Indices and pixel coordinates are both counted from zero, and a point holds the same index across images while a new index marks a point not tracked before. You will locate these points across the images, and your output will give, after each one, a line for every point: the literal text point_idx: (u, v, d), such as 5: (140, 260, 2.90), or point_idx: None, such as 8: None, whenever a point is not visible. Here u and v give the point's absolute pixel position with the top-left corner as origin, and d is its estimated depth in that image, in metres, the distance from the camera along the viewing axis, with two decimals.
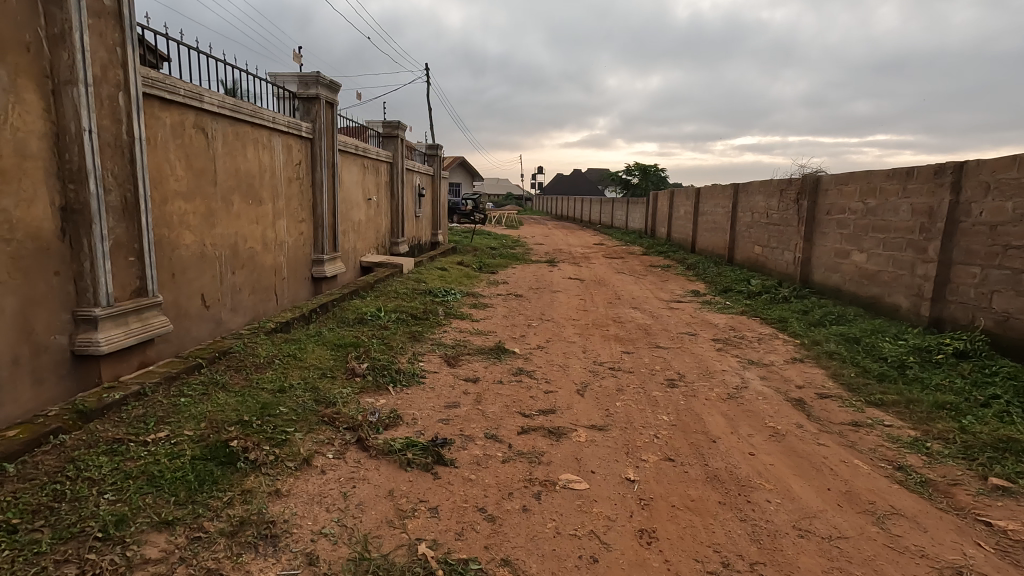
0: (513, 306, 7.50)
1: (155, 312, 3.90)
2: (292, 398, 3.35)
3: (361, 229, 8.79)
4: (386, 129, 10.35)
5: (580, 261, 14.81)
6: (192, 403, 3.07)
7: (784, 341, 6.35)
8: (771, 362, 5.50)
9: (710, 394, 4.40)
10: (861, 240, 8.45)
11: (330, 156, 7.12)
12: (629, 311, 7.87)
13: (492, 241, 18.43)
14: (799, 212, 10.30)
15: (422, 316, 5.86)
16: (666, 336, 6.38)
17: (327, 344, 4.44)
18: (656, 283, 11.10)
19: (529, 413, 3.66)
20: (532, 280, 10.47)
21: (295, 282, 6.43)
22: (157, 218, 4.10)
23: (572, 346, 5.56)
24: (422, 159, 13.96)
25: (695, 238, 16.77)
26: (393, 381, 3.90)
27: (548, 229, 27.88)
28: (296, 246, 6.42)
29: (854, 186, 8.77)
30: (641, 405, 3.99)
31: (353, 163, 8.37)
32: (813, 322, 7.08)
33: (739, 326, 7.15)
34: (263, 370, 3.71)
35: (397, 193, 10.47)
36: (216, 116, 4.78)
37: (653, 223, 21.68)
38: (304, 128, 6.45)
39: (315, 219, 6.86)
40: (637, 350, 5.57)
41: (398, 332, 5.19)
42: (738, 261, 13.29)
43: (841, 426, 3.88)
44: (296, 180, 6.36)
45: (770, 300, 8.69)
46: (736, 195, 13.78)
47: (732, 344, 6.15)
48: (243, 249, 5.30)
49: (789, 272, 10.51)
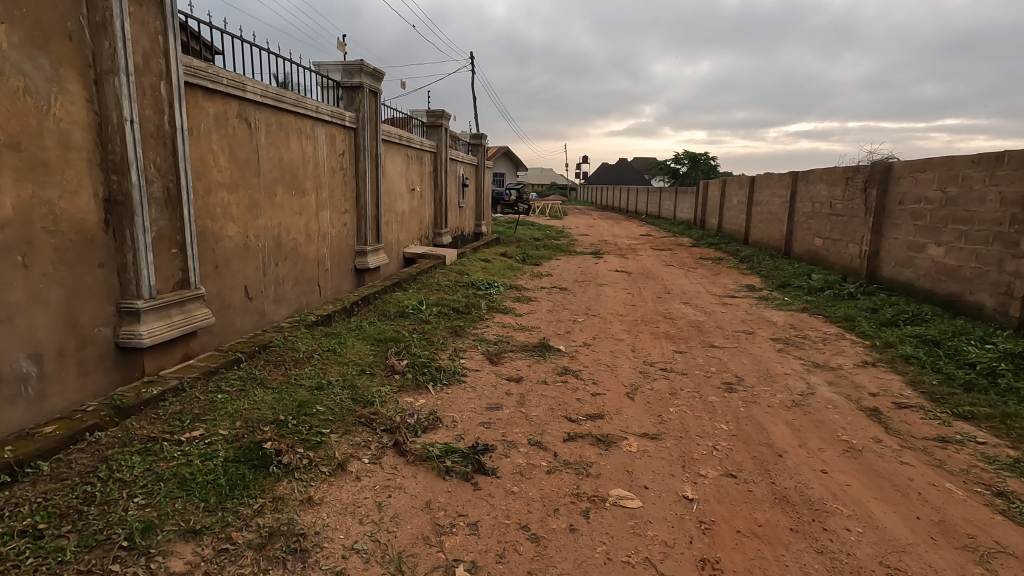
0: (558, 300, 7.26)
1: (197, 305, 3.88)
2: (329, 397, 3.24)
3: (405, 219, 8.71)
4: (430, 119, 10.23)
5: (626, 253, 14.38)
6: (229, 400, 2.99)
7: (852, 342, 5.86)
8: (839, 365, 5.06)
9: (773, 401, 4.04)
10: (939, 233, 7.76)
11: (374, 146, 7.04)
12: (679, 306, 7.49)
13: (536, 232, 18.16)
14: (867, 202, 9.59)
15: (465, 309, 5.71)
16: (720, 334, 6.01)
17: (367, 339, 4.34)
18: (708, 277, 10.59)
19: (575, 417, 3.43)
20: (577, 273, 10.18)
21: (338, 273, 6.39)
22: (201, 210, 4.07)
23: (619, 344, 5.27)
24: (466, 149, 13.80)
25: (748, 230, 16.02)
26: (433, 380, 3.75)
27: (593, 219, 27.33)
28: (339, 237, 6.37)
29: (931, 173, 8.05)
30: (697, 411, 3.69)
31: (397, 153, 8.28)
32: (885, 321, 6.52)
33: (801, 324, 6.67)
34: (302, 365, 3.63)
35: (440, 183, 10.36)
36: (260, 106, 4.73)
37: (703, 214, 20.91)
38: (348, 118, 6.38)
39: (358, 210, 6.80)
40: (690, 350, 5.24)
41: (440, 327, 5.04)
42: (796, 254, 12.57)
43: (926, 442, 3.47)
44: (340, 171, 6.30)
45: (834, 297, 8.10)
46: (795, 184, 13.00)
47: (794, 345, 5.72)
48: (286, 240, 5.26)
49: (854, 266, 9.82)
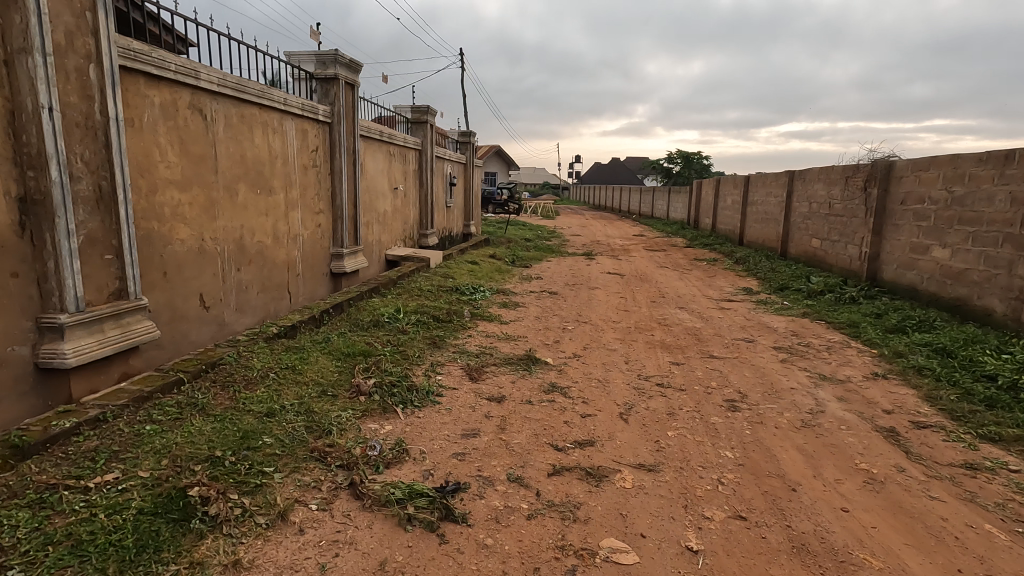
0: (547, 305, 6.87)
1: (138, 317, 3.44)
2: (280, 425, 2.82)
3: (387, 220, 8.29)
4: (415, 115, 9.82)
5: (619, 254, 14.00)
6: (159, 432, 2.57)
7: (859, 351, 5.51)
8: (848, 379, 4.69)
9: (781, 422, 3.67)
10: (945, 235, 7.44)
11: (351, 143, 6.62)
12: (674, 312, 7.12)
13: (527, 232, 17.78)
14: (867, 202, 9.27)
15: (446, 318, 5.29)
16: (719, 343, 5.64)
17: (334, 354, 3.91)
18: (703, 279, 10.25)
19: (562, 445, 3.04)
20: (568, 275, 9.79)
21: (311, 278, 5.96)
22: (144, 210, 3.64)
23: (612, 355, 4.89)
24: (454, 147, 13.39)
25: (743, 230, 15.72)
26: (403, 401, 3.34)
27: (585, 219, 26.97)
28: (312, 240, 5.94)
29: (936, 172, 7.74)
30: (699, 435, 3.31)
31: (379, 150, 7.86)
32: (892, 328, 6.18)
33: (803, 332, 6.32)
34: (254, 387, 3.21)
35: (426, 182, 9.94)
36: (216, 96, 4.30)
37: (697, 214, 20.62)
38: (321, 111, 5.96)
39: (334, 210, 6.37)
40: (688, 361, 4.86)
41: (418, 338, 4.63)
42: (793, 255, 12.25)
43: (953, 470, 3.11)
44: (313, 169, 5.87)
45: (836, 301, 7.76)
46: (791, 183, 12.68)
47: (797, 354, 5.35)
48: (251, 243, 4.83)
49: (854, 267, 9.51)
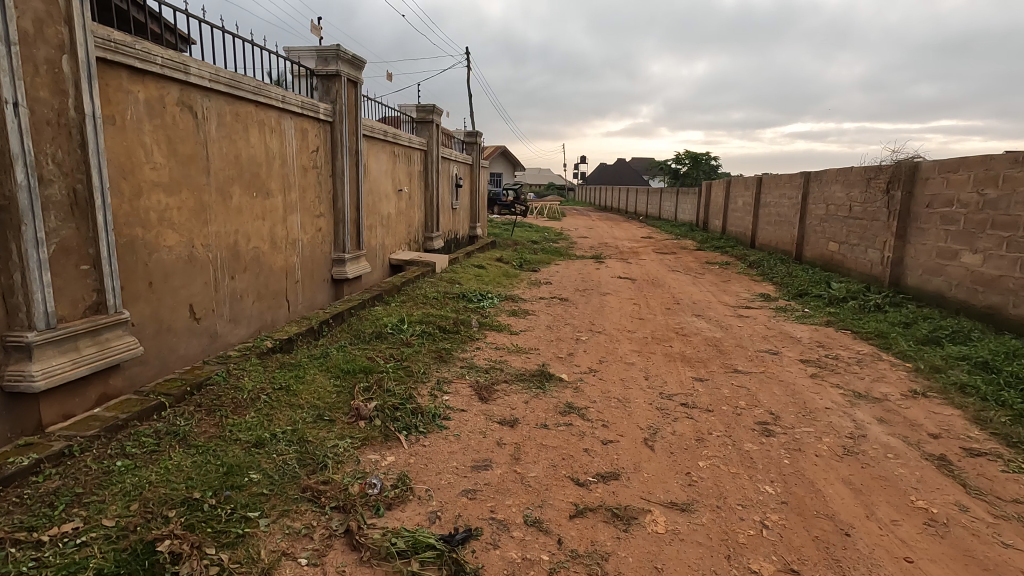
0: (558, 313, 6.57)
1: (118, 333, 3.15)
2: (270, 458, 2.52)
3: (391, 223, 8.00)
4: (420, 114, 9.53)
5: (629, 257, 13.68)
6: (131, 468, 2.28)
7: (892, 365, 5.17)
8: (885, 397, 4.36)
9: (821, 448, 3.34)
10: (975, 240, 7.09)
11: (354, 143, 6.33)
12: (691, 320, 6.79)
13: (534, 234, 17.47)
14: (890, 204, 8.91)
15: (452, 329, 4.99)
16: (742, 355, 5.32)
17: (332, 371, 3.61)
18: (718, 284, 9.91)
19: (584, 480, 2.73)
20: (578, 280, 9.48)
21: (311, 285, 5.66)
22: (128, 215, 3.35)
23: (630, 369, 4.57)
24: (460, 147, 13.09)
25: (755, 233, 15.37)
26: (406, 427, 3.03)
27: (592, 221, 26.63)
28: (312, 245, 5.65)
29: (966, 174, 7.39)
30: (733, 466, 3.00)
31: (383, 150, 7.57)
32: (924, 339, 5.83)
33: (829, 343, 5.98)
34: (243, 411, 2.91)
35: (431, 183, 9.64)
36: (208, 92, 4.01)
37: (706, 215, 20.26)
38: (322, 110, 5.67)
39: (336, 213, 6.08)
40: (712, 377, 4.54)
41: (423, 352, 4.32)
42: (809, 258, 11.90)
43: (1020, 508, 2.78)
44: (313, 170, 5.58)
45: (860, 308, 7.42)
46: (807, 185, 12.32)
47: (827, 369, 5.02)
48: (246, 249, 4.54)
49: (875, 273, 9.15)
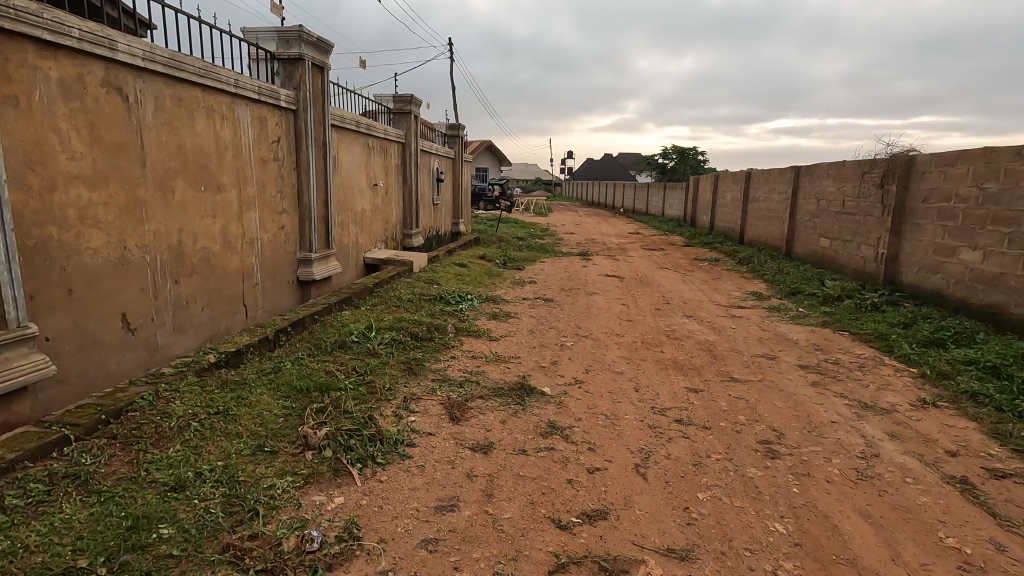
0: (542, 315, 6.18)
1: (22, 350, 2.69)
2: (189, 505, 2.09)
3: (365, 220, 7.54)
4: (397, 105, 9.00)
5: (616, 253, 13.34)
6: (6, 527, 1.85)
7: (896, 371, 4.85)
8: (893, 408, 4.03)
9: (832, 472, 2.98)
10: (976, 235, 6.82)
11: (321, 133, 5.87)
12: (683, 322, 6.43)
13: (519, 231, 17.07)
14: (884, 199, 8.64)
15: (426, 336, 4.56)
16: (738, 361, 4.97)
17: (283, 390, 3.18)
18: (708, 282, 9.59)
19: (566, 521, 2.34)
20: (564, 278, 9.11)
21: (273, 288, 5.20)
22: (37, 213, 2.88)
23: (619, 380, 4.19)
24: (442, 141, 12.61)
25: (744, 228, 15.12)
26: (362, 459, 2.61)
27: (579, 216, 26.29)
28: (274, 244, 5.19)
29: (965, 167, 7.11)
30: (737, 498, 2.62)
31: (355, 142, 7.10)
32: (927, 341, 5.54)
33: (828, 346, 5.66)
34: (168, 444, 2.48)
35: (409, 177, 9.18)
36: (143, 73, 3.54)
37: (694, 211, 20.02)
38: (283, 97, 5.19)
39: (301, 210, 5.62)
40: (707, 388, 4.18)
41: (391, 364, 3.90)
42: (800, 255, 11.65)
43: None
44: (273, 162, 5.11)
45: (857, 308, 7.12)
46: (797, 179, 12.04)
47: (829, 376, 4.68)
48: (192, 250, 4.08)
49: (869, 270, 8.89)
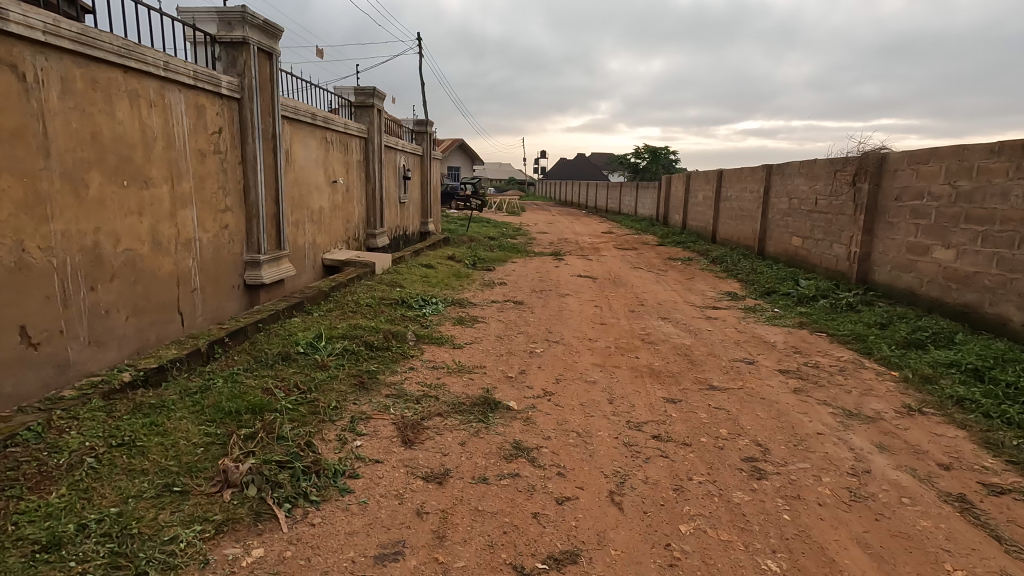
0: (511, 319, 5.85)
1: None
2: (60, 571, 1.68)
3: (324, 219, 7.08)
4: (358, 98, 8.56)
5: (589, 253, 13.11)
6: None
7: (877, 375, 4.67)
8: (879, 417, 3.81)
9: (823, 493, 2.72)
10: (949, 234, 6.74)
11: (270, 125, 5.41)
12: (658, 324, 6.18)
13: (491, 230, 16.73)
14: (856, 197, 8.56)
15: (382, 345, 4.17)
16: (716, 366, 4.72)
17: (208, 413, 2.76)
18: (682, 282, 9.39)
19: (529, 568, 2.01)
20: (536, 279, 8.80)
21: (215, 294, 4.74)
22: None
23: (591, 390, 3.88)
24: (409, 137, 12.17)
25: (716, 227, 15.09)
26: (292, 497, 2.23)
27: (553, 215, 26.08)
28: (215, 245, 4.72)
29: (937, 165, 7.04)
30: (724, 530, 2.33)
31: (311, 136, 6.63)
32: (906, 343, 5.39)
33: (806, 349, 5.46)
34: (51, 487, 2.05)
35: (373, 174, 8.73)
36: (46, 49, 3.07)
37: (666, 210, 20.00)
38: (224, 83, 4.73)
39: (248, 207, 5.16)
40: (685, 397, 3.90)
41: (339, 379, 3.50)
42: (772, 254, 11.59)
43: None
44: (213, 155, 4.65)
45: (832, 307, 6.99)
46: (769, 178, 11.99)
47: (810, 382, 4.46)
48: (113, 252, 3.61)
49: (842, 268, 8.82)
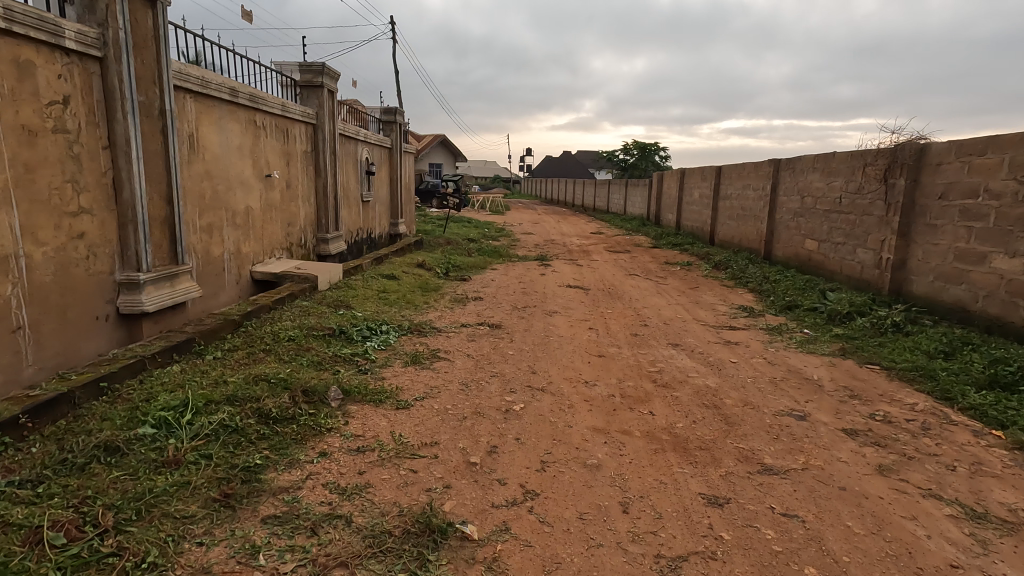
0: (483, 352, 4.53)
1: None
2: None
3: (251, 220, 5.67)
4: (304, 76, 7.12)
5: (578, 257, 11.85)
6: None
7: (976, 437, 3.44)
8: (1020, 521, 2.55)
9: None
10: (1013, 240, 5.57)
11: (157, 98, 4.01)
12: (670, 355, 4.90)
13: (471, 231, 15.38)
14: (888, 196, 7.37)
15: (283, 415, 2.82)
16: (759, 426, 3.45)
17: None
18: (687, 293, 8.15)
19: None
20: (518, 291, 7.49)
21: (59, 332, 3.34)
22: None
23: (594, 487, 2.58)
24: (375, 128, 10.78)
25: (714, 227, 13.92)
26: None
27: (538, 214, 24.79)
28: (59, 263, 3.33)
29: (999, 156, 5.84)
30: None
31: (230, 117, 5.21)
32: (993, 383, 4.16)
33: (864, 391, 4.23)
34: None
35: (322, 167, 7.31)
36: None
37: (657, 209, 18.83)
38: (73, 34, 3.34)
39: (120, 209, 3.77)
40: (732, 494, 2.61)
41: (188, 491, 2.16)
42: (781, 258, 10.43)
43: None
44: (51, 136, 3.27)
45: (874, 328, 5.79)
46: (778, 174, 10.79)
47: (893, 452, 3.21)
48: None
49: (870, 277, 7.64)
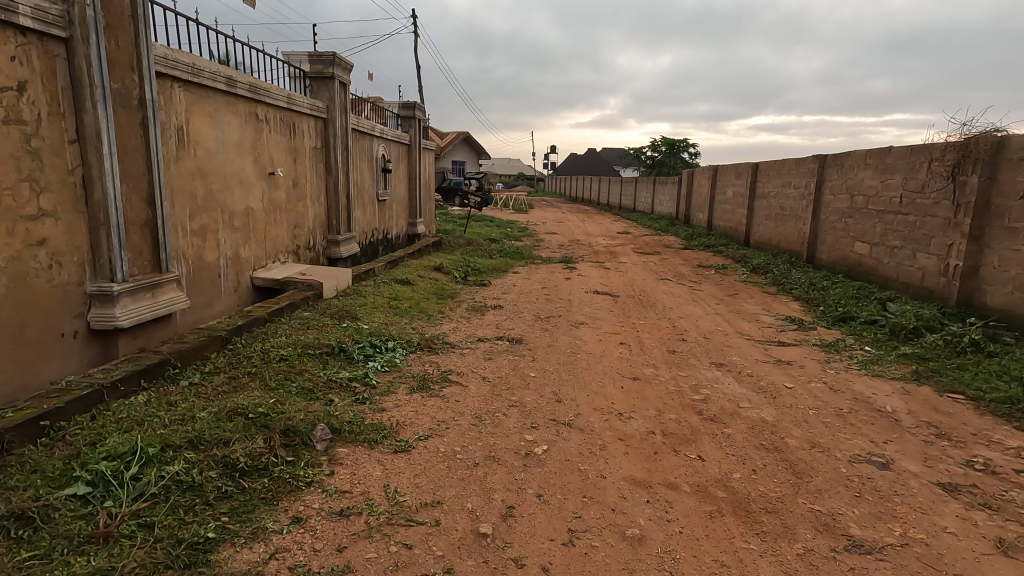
0: (501, 374, 3.98)
1: None
2: None
3: (252, 222, 5.22)
4: (314, 66, 6.65)
5: (605, 259, 11.23)
6: None
7: None
8: None
9: None
10: None
11: (136, 86, 3.57)
12: (714, 379, 4.28)
13: (493, 231, 14.87)
14: (958, 194, 6.58)
15: (253, 465, 2.32)
16: (836, 479, 2.81)
17: None
18: (725, 301, 7.47)
19: None
20: (541, 298, 6.93)
21: (12, 354, 2.90)
22: None
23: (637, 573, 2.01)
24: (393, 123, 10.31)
25: (749, 227, 13.14)
26: None
27: (562, 213, 24.13)
28: (11, 274, 2.89)
29: None
30: None
31: (227, 109, 4.76)
32: None
33: (953, 429, 3.55)
34: None
35: (333, 163, 6.84)
36: None
37: (687, 208, 18.04)
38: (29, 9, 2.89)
39: (91, 211, 3.34)
40: None
41: None
42: (826, 262, 9.63)
43: None
44: (2, 127, 2.83)
45: (949, 347, 5.05)
46: (823, 171, 9.99)
47: (1013, 519, 2.55)
48: None
49: (934, 285, 6.86)
